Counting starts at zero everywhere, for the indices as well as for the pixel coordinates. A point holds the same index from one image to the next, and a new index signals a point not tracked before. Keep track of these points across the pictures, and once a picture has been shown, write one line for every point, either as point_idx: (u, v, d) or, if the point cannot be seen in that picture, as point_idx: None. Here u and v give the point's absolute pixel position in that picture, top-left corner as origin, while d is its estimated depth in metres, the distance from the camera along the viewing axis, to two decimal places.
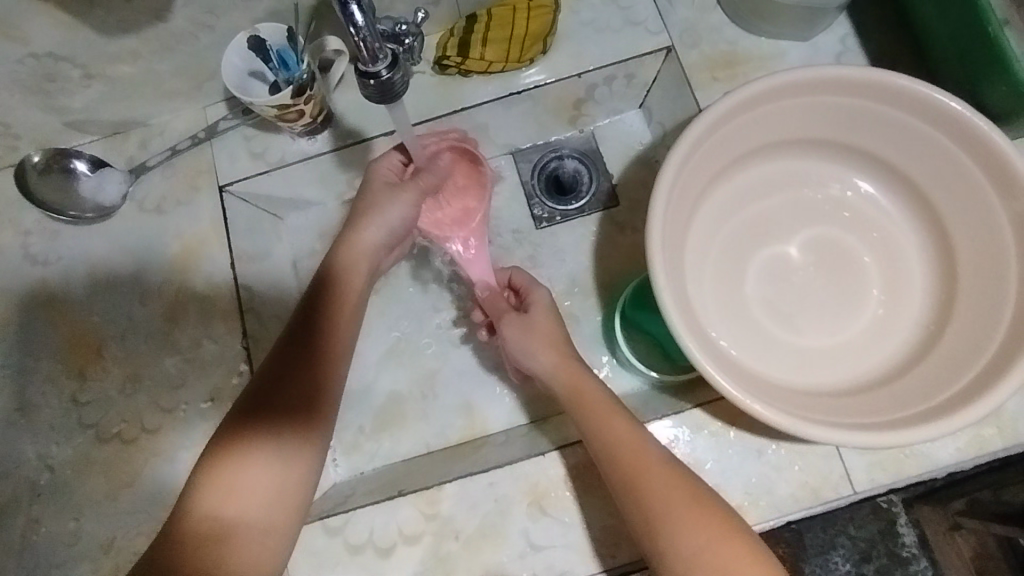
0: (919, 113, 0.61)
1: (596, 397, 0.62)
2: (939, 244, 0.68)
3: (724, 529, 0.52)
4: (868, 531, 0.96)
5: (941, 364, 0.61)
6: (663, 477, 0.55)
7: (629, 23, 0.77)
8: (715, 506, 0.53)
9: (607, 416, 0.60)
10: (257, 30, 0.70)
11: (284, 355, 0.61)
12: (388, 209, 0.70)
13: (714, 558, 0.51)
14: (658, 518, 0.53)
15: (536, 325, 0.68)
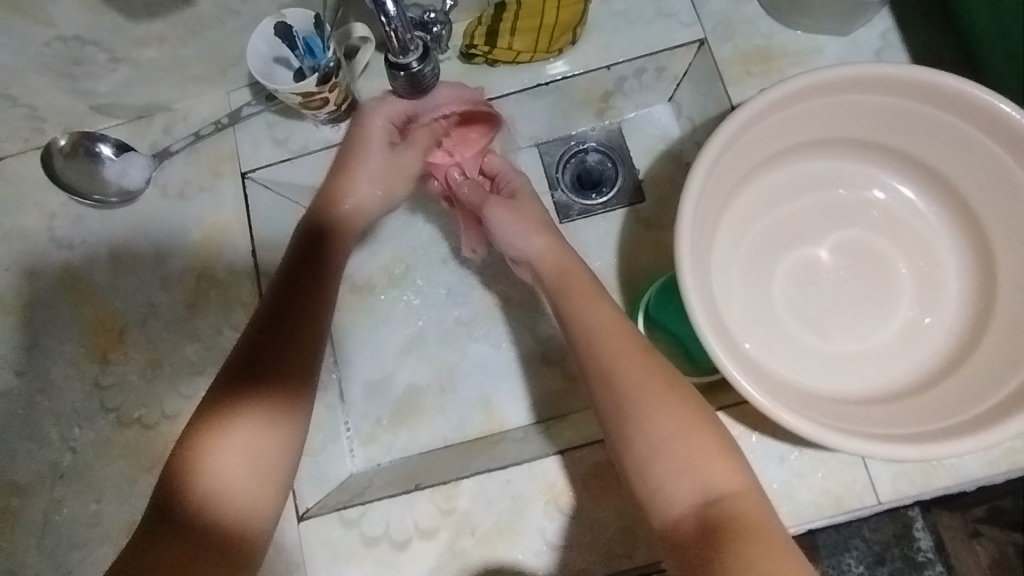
0: (965, 115, 0.59)
1: (582, 282, 0.61)
2: (978, 252, 0.65)
3: (696, 421, 0.52)
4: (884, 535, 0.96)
5: (975, 375, 0.60)
6: (638, 364, 0.54)
7: (662, 14, 0.75)
8: (688, 395, 0.53)
9: (588, 298, 0.59)
10: (282, 15, 0.69)
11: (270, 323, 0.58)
12: (380, 169, 0.70)
13: (681, 450, 0.51)
14: (631, 403, 0.53)
15: (522, 208, 0.68)
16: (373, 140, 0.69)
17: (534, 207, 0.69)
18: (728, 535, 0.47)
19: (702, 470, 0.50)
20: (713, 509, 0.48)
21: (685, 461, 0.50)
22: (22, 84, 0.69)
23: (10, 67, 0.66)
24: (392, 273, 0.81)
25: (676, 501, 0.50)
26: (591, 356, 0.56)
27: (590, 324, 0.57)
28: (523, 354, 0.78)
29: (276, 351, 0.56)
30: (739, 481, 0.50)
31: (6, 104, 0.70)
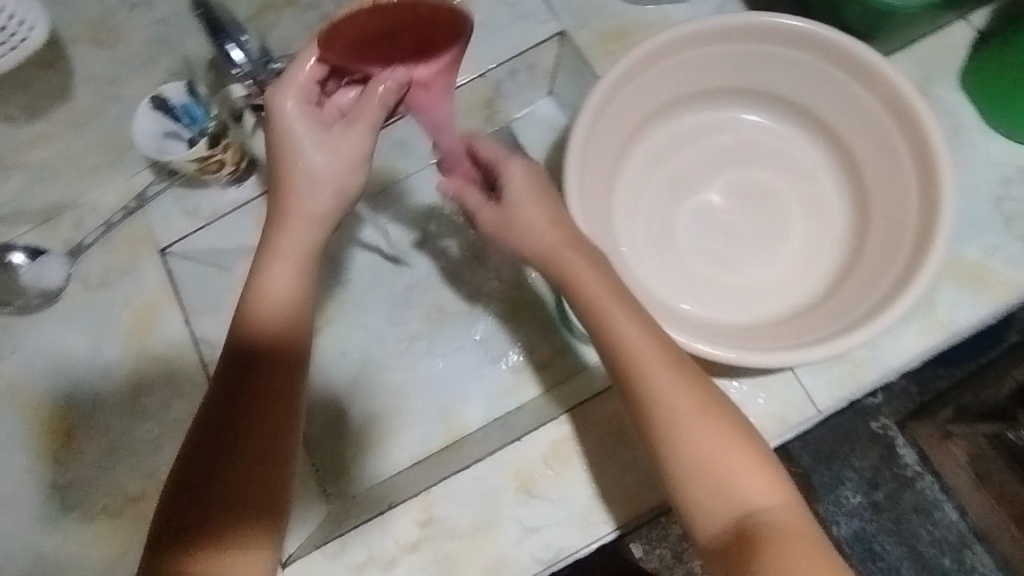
0: (797, 46, 0.66)
1: (593, 284, 0.54)
2: (847, 162, 0.72)
3: (733, 436, 0.49)
4: (871, 460, 1.03)
5: (869, 273, 0.65)
6: (673, 382, 0.50)
7: (520, 16, 0.80)
8: (725, 411, 0.50)
9: (619, 318, 0.52)
10: (161, 91, 0.72)
11: (218, 420, 0.48)
12: (347, 138, 0.55)
13: (721, 467, 0.48)
14: (664, 419, 0.50)
15: (507, 215, 0.58)
16: (297, 133, 0.55)
17: (544, 200, 0.58)
18: (766, 551, 0.45)
19: (741, 484, 0.48)
20: (752, 525, 0.46)
21: (722, 476, 0.48)
22: None
23: None
24: (329, 312, 0.83)
25: (716, 523, 0.47)
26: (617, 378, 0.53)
27: (629, 349, 0.51)
28: (471, 359, 0.81)
29: (241, 471, 0.47)
30: (778, 494, 0.48)
31: None
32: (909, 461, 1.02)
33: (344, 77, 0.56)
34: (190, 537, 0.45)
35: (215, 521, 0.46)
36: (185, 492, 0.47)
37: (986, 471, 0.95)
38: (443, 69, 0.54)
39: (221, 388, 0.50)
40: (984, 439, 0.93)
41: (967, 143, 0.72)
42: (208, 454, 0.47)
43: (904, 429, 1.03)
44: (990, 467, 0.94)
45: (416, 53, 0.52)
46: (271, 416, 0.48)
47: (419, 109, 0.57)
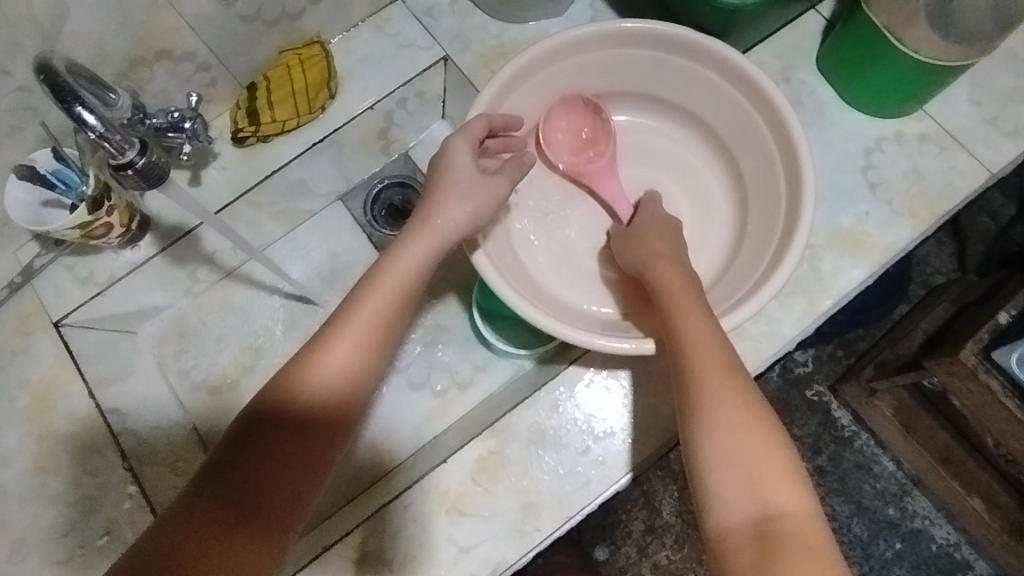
0: (658, 47, 0.70)
1: (688, 300, 0.57)
2: (720, 152, 0.76)
3: (769, 438, 0.49)
4: (812, 427, 1.08)
5: (751, 251, 0.69)
6: (721, 378, 0.52)
7: (402, 46, 0.82)
8: (766, 417, 0.50)
9: (696, 316, 0.56)
10: (30, 160, 0.68)
11: (283, 463, 0.49)
12: (484, 196, 0.60)
13: (751, 462, 0.47)
14: (703, 410, 0.50)
15: (643, 229, 0.67)
16: (460, 169, 0.59)
17: (667, 230, 0.67)
18: (780, 553, 0.43)
19: (767, 482, 0.47)
20: (772, 525, 0.45)
21: (753, 474, 0.47)
22: None
23: None
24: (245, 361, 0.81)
25: (734, 512, 0.46)
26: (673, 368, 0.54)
27: (687, 350, 0.53)
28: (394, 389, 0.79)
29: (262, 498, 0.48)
30: (802, 503, 0.46)
31: None
32: (844, 421, 1.08)
33: (585, 142, 0.75)
34: (212, 542, 0.46)
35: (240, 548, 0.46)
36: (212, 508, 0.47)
37: (914, 423, 1.00)
38: (608, 162, 0.75)
39: (254, 421, 0.49)
40: (907, 393, 1.00)
41: (830, 121, 0.78)
42: (258, 486, 0.48)
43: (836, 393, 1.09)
44: (917, 419, 1.00)
45: (587, 135, 0.75)
46: (323, 467, 0.50)
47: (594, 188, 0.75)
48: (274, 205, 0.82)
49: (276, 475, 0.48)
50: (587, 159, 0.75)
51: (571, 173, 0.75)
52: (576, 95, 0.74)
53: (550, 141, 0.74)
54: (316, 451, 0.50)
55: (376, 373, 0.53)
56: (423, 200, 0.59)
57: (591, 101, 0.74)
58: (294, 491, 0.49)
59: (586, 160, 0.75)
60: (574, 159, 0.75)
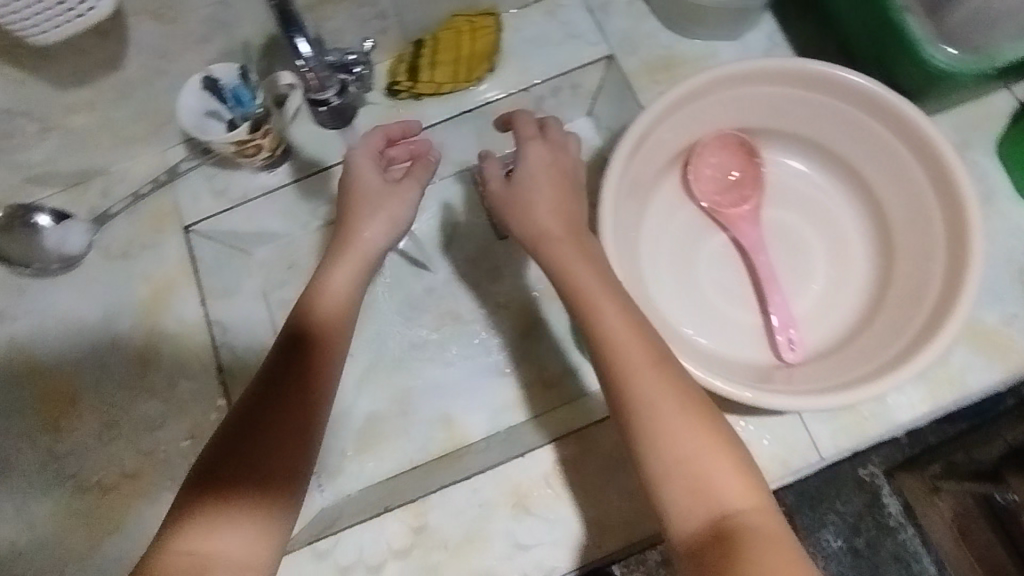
0: (837, 94, 0.65)
1: (593, 285, 0.55)
2: (873, 213, 0.70)
3: (715, 434, 0.48)
4: (855, 506, 1.00)
5: (886, 327, 0.64)
6: (658, 377, 0.50)
7: (570, 36, 0.81)
8: (707, 411, 0.49)
9: (621, 310, 0.53)
10: (208, 71, 0.72)
11: (260, 400, 0.52)
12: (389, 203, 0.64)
13: (700, 467, 0.46)
14: (647, 424, 0.48)
15: (518, 192, 0.61)
16: (367, 179, 0.65)
17: (553, 180, 0.61)
18: (742, 551, 0.42)
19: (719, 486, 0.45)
20: (729, 527, 0.44)
21: (700, 479, 0.46)
22: None
23: None
24: None
25: (693, 518, 0.45)
26: (603, 378, 0.52)
27: (621, 357, 0.51)
28: (479, 370, 0.79)
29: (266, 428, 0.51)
30: (755, 499, 0.45)
31: None
32: (892, 510, 1.00)
33: (733, 183, 0.73)
34: (225, 479, 0.47)
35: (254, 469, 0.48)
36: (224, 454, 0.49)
37: (969, 532, 0.92)
38: (754, 207, 0.72)
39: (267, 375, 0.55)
40: (972, 499, 0.91)
41: (996, 211, 0.73)
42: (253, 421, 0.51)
43: (891, 479, 1.00)
44: (973, 527, 0.92)
45: (737, 180, 0.72)
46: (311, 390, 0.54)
47: (736, 234, 0.72)
48: None
49: (262, 409, 0.52)
50: (733, 202, 0.72)
51: (712, 212, 0.73)
52: (734, 133, 0.71)
53: (695, 175, 0.72)
54: (294, 374, 0.54)
55: (339, 316, 0.59)
56: (342, 218, 0.65)
57: (747, 141, 0.72)
58: (293, 413, 0.52)
59: (731, 203, 0.72)
60: (716, 199, 0.72)
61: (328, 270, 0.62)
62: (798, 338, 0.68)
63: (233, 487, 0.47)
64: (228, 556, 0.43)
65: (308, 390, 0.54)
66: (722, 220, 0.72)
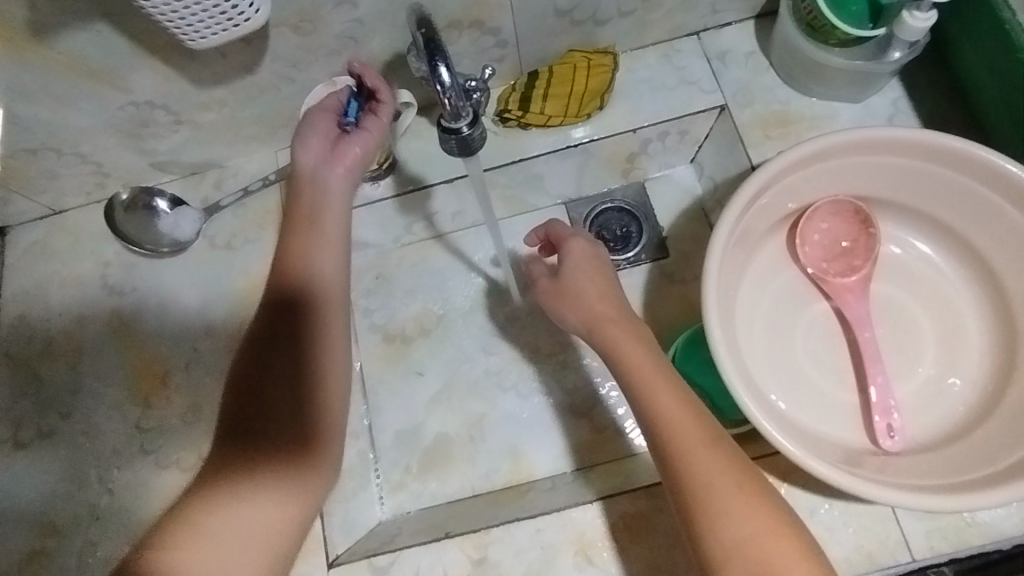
0: (973, 173, 0.61)
1: (645, 360, 0.56)
2: (997, 302, 0.65)
3: (775, 517, 0.47)
4: None
5: (1003, 429, 0.59)
6: (710, 456, 0.50)
7: (684, 82, 0.80)
8: (765, 490, 0.49)
9: (664, 384, 0.54)
10: (333, 83, 0.72)
11: (251, 417, 0.56)
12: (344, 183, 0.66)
13: (763, 553, 0.46)
14: (702, 508, 0.48)
15: (567, 290, 0.62)
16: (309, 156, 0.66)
17: (599, 274, 0.62)
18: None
19: (782, 573, 0.45)
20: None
21: (766, 565, 0.45)
22: (92, 144, 0.74)
23: (84, 129, 0.72)
24: (423, 323, 0.82)
25: None
26: (658, 453, 0.51)
27: (676, 435, 0.51)
28: (551, 407, 0.78)
29: (274, 406, 0.56)
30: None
31: (74, 161, 0.76)
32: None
33: (842, 252, 0.69)
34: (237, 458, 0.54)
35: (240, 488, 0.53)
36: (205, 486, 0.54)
37: None
38: (862, 280, 0.69)
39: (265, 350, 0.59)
40: None
41: None
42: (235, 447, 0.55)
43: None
44: None
45: (849, 252, 0.69)
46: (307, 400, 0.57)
47: (840, 305, 0.68)
48: (506, 189, 0.84)
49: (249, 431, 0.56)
50: (840, 272, 0.69)
51: (817, 278, 0.69)
52: (850, 201, 0.68)
53: (802, 239, 0.69)
54: (296, 383, 0.57)
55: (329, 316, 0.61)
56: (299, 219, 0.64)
57: (863, 210, 0.68)
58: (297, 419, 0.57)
59: (839, 273, 0.69)
60: (822, 266, 0.69)
61: (309, 253, 0.62)
62: (899, 425, 0.63)
63: (249, 465, 0.54)
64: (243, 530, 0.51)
65: (309, 399, 0.57)
66: (826, 289, 0.69)
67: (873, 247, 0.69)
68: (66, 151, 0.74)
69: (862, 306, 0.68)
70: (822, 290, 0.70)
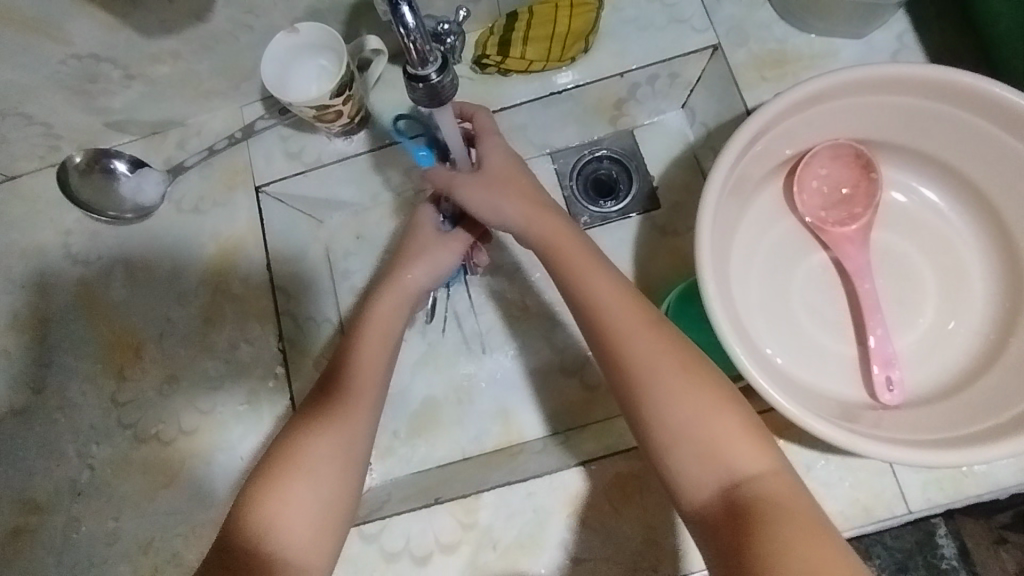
0: (984, 112, 0.57)
1: (580, 254, 0.55)
2: (1003, 249, 0.63)
3: (717, 396, 0.47)
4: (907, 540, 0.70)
5: (1004, 381, 0.58)
6: (653, 344, 0.49)
7: (674, 20, 0.75)
8: (709, 372, 0.48)
9: (594, 273, 0.54)
10: (295, 30, 0.68)
11: (317, 394, 0.56)
12: (437, 253, 0.64)
13: (708, 431, 0.46)
14: (647, 394, 0.48)
15: (497, 179, 0.60)
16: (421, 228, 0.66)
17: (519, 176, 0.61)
18: (761, 516, 0.41)
19: (727, 450, 0.45)
20: (742, 491, 0.43)
21: (708, 442, 0.45)
22: (38, 102, 0.69)
23: (26, 86, 0.67)
24: None
25: (703, 486, 0.45)
26: (600, 349, 0.52)
27: (614, 330, 0.51)
28: (542, 366, 0.76)
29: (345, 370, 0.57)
30: (767, 460, 0.45)
31: (21, 122, 0.71)
32: (947, 556, 0.71)
33: (841, 200, 0.66)
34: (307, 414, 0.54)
35: (320, 445, 0.51)
36: (280, 447, 0.52)
37: None
38: (862, 228, 0.65)
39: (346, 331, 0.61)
40: None
41: None
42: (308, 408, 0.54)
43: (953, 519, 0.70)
44: None
45: (846, 195, 0.66)
46: (359, 370, 0.57)
47: (840, 255, 0.65)
48: None
49: (314, 403, 0.55)
50: (840, 220, 0.66)
51: (815, 227, 0.66)
52: (852, 144, 0.64)
53: (800, 186, 0.66)
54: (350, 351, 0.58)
55: (382, 296, 0.62)
56: (396, 258, 0.65)
57: (865, 154, 0.64)
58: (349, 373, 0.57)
59: (837, 222, 0.66)
60: (821, 215, 0.66)
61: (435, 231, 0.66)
62: (898, 378, 0.62)
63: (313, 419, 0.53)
64: (317, 493, 0.50)
65: (354, 358, 0.57)
66: (824, 239, 0.66)
67: (874, 192, 0.65)
68: (11, 112, 0.69)
69: (861, 254, 0.65)
70: (820, 241, 0.67)
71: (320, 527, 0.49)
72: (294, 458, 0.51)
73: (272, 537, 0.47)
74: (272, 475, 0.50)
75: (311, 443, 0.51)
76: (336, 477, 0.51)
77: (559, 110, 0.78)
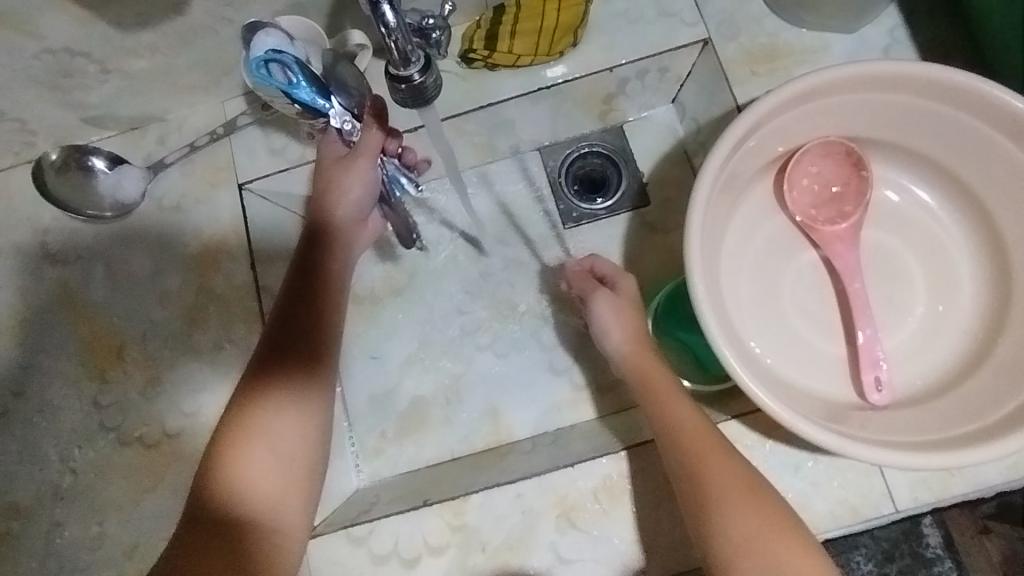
0: (976, 111, 0.57)
1: (661, 379, 0.56)
2: (993, 249, 0.62)
3: (777, 519, 0.48)
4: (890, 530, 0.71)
5: (993, 382, 0.58)
6: (718, 462, 0.51)
7: (664, 14, 0.73)
8: (770, 497, 0.49)
9: (669, 393, 0.55)
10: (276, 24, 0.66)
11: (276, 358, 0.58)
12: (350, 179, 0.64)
13: (768, 548, 0.47)
14: (711, 509, 0.50)
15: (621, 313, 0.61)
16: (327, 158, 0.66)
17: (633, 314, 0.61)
18: None
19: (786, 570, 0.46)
20: None
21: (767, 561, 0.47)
22: (11, 98, 0.67)
23: None
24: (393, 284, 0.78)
25: None
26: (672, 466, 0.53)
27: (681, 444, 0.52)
28: (531, 365, 0.76)
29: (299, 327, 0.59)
30: None
31: None
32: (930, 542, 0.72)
33: (831, 198, 0.65)
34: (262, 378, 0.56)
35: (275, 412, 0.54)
36: (238, 412, 0.54)
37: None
38: (852, 227, 0.65)
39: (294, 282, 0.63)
40: None
41: None
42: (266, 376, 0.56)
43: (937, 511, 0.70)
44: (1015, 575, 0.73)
45: (837, 193, 0.65)
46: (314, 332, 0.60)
47: (830, 255, 0.65)
48: (475, 137, 0.78)
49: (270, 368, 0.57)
50: (830, 219, 0.65)
51: (805, 226, 0.66)
52: (843, 142, 0.63)
53: (790, 184, 0.65)
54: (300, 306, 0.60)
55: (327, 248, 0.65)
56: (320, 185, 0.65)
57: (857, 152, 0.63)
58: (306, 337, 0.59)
59: (828, 221, 0.65)
60: (811, 213, 0.65)
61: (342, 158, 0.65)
62: (887, 378, 0.61)
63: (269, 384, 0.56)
64: (280, 451, 0.53)
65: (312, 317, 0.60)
66: (814, 237, 0.66)
67: (865, 190, 0.65)
68: None
69: (851, 254, 0.64)
70: (810, 239, 0.67)
71: (288, 480, 0.53)
72: (251, 420, 0.53)
73: (237, 500, 0.50)
74: (232, 440, 0.53)
75: (269, 408, 0.54)
76: (295, 437, 0.54)
77: (548, 106, 0.77)
